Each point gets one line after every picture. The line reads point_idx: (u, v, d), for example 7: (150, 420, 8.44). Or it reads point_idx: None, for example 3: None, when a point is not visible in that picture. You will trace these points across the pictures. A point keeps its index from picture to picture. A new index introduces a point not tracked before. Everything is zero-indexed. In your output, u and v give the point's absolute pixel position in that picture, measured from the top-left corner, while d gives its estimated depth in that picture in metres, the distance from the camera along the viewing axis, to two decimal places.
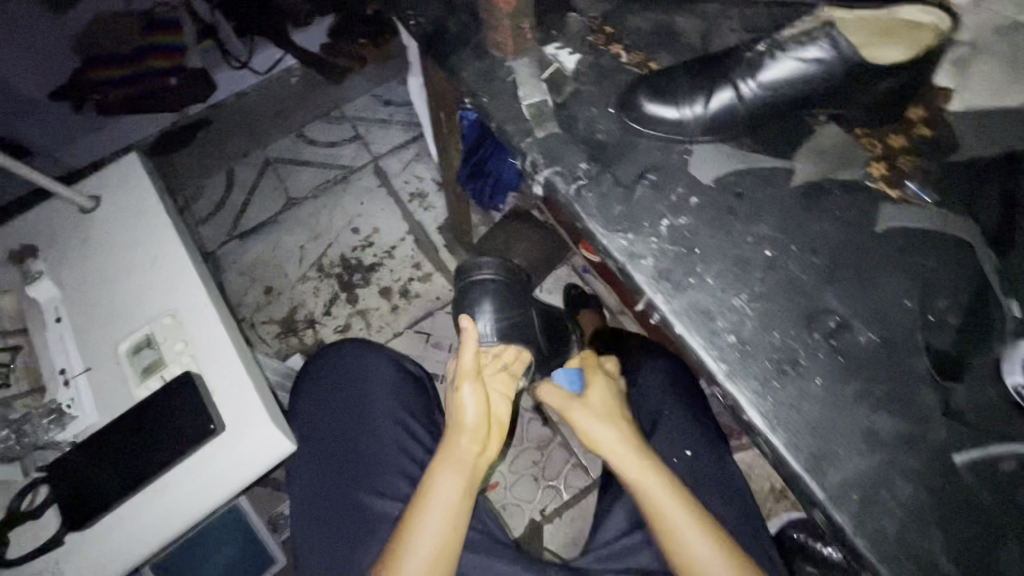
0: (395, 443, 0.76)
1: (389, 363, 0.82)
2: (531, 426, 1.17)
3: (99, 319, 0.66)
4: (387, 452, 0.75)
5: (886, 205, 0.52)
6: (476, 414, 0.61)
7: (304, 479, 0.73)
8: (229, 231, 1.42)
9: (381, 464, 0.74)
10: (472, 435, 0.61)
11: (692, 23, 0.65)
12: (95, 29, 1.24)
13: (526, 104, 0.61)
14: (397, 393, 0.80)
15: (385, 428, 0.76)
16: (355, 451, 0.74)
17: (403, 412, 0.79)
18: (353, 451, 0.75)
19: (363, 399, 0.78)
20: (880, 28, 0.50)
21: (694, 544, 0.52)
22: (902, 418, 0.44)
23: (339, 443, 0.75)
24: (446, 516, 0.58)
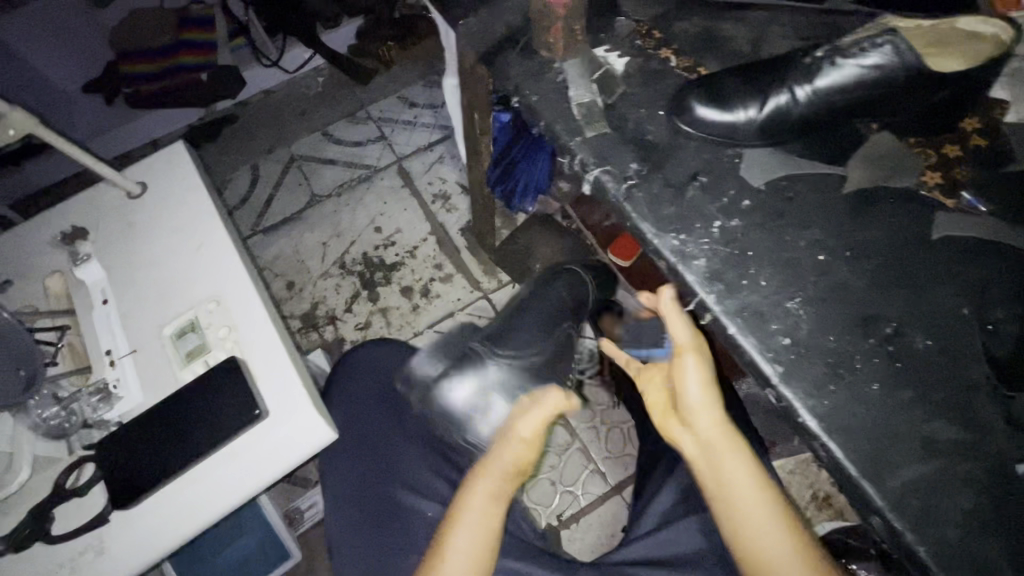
0: (427, 441, 0.76)
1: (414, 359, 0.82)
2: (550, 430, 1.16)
3: (145, 301, 0.67)
4: (417, 448, 0.75)
5: (941, 214, 0.52)
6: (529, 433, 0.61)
7: (340, 471, 0.74)
8: (254, 225, 1.43)
9: (410, 459, 0.74)
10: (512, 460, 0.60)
11: (741, 30, 0.64)
12: (129, 24, 1.37)
13: (576, 104, 0.61)
14: None
15: (416, 424, 0.76)
16: (384, 445, 0.75)
17: None
18: (382, 446, 0.75)
19: (391, 393, 0.78)
20: (931, 37, 0.52)
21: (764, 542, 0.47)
22: (962, 426, 0.44)
23: (368, 436, 0.75)
24: (483, 518, 0.57)
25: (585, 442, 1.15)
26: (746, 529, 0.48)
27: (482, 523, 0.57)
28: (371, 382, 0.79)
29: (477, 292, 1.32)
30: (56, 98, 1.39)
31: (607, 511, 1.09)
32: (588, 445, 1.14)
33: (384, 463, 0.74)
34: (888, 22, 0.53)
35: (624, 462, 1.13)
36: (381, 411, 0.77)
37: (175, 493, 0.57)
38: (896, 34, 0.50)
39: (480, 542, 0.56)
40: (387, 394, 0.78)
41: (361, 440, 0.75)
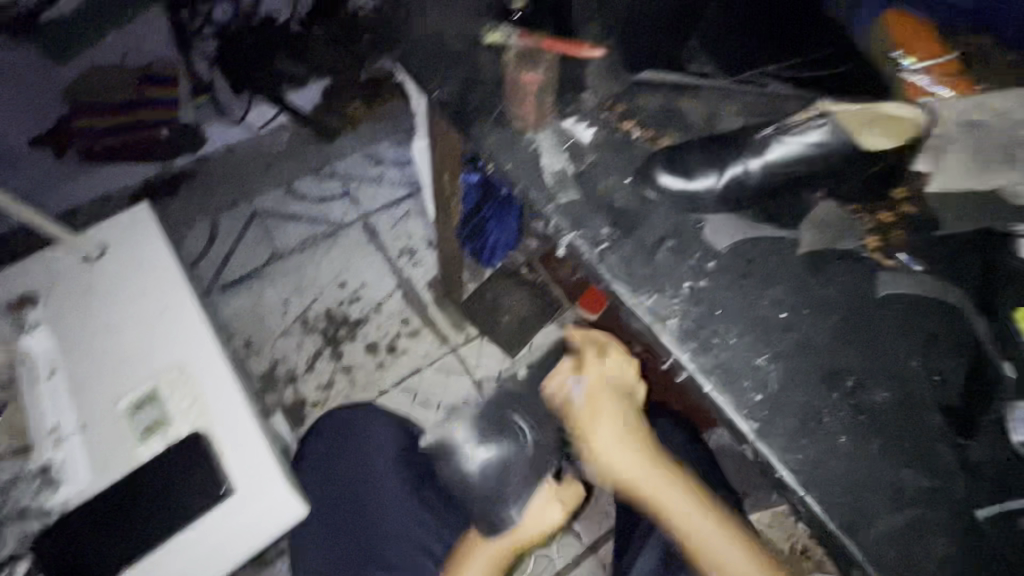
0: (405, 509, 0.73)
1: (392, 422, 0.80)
2: None
3: (99, 373, 0.63)
4: (394, 520, 0.72)
5: (884, 273, 0.56)
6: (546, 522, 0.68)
7: (314, 545, 0.71)
8: (212, 283, 1.38)
9: (392, 522, 0.72)
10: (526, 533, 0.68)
11: (696, 106, 0.69)
12: (87, 77, 1.20)
13: (549, 171, 0.65)
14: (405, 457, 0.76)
15: (392, 493, 0.73)
16: (363, 505, 0.73)
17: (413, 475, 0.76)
18: (357, 517, 0.72)
19: (364, 458, 0.75)
20: (865, 117, 0.56)
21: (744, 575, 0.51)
22: (925, 474, 0.47)
23: (345, 496, 0.73)
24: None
25: None
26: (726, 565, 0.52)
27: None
28: (349, 443, 0.76)
29: (445, 347, 1.31)
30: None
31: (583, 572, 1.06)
32: None
33: (359, 535, 0.71)
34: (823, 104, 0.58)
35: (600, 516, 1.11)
36: (358, 472, 0.75)
37: None
38: (833, 117, 0.56)
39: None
40: (365, 455, 0.75)
41: (339, 504, 0.73)
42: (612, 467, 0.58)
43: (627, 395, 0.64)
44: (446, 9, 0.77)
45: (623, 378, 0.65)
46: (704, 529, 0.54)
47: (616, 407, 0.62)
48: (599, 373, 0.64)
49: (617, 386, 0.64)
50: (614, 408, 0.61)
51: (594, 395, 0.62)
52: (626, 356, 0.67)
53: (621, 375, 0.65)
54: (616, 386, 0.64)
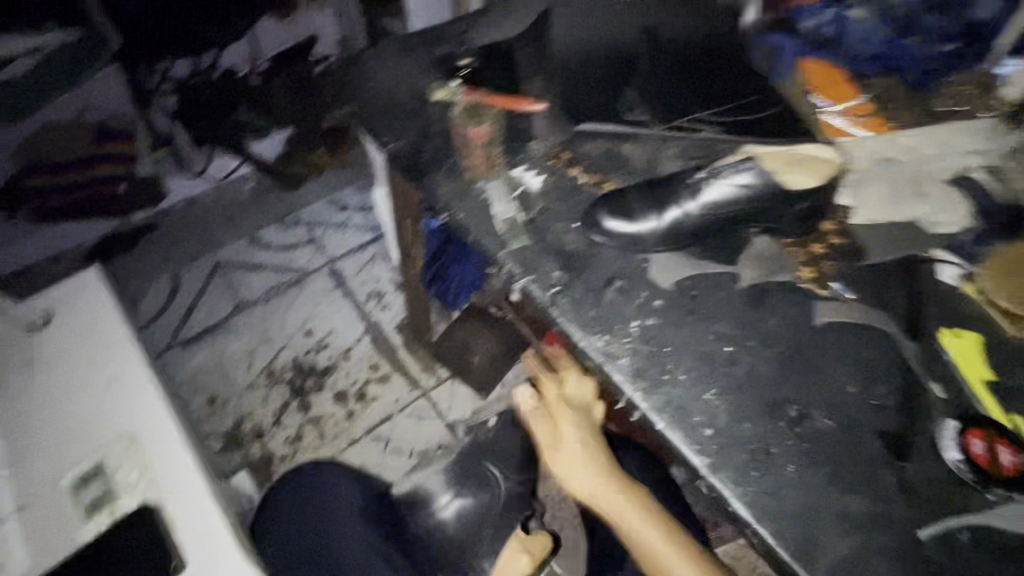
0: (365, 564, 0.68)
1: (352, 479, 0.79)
2: None
3: (41, 448, 0.60)
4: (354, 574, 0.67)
5: (819, 304, 0.60)
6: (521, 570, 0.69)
7: None
8: (171, 338, 1.34)
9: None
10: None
11: (638, 150, 0.73)
12: (38, 137, 1.10)
13: (501, 220, 0.66)
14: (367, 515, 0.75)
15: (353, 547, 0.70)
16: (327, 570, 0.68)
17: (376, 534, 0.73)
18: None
19: (327, 516, 0.73)
20: (788, 159, 0.62)
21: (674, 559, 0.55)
22: (867, 498, 0.49)
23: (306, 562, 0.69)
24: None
25: None
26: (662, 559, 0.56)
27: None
28: (314, 504, 0.74)
29: (416, 392, 1.30)
30: None
31: None
32: None
33: None
34: (748, 150, 0.64)
35: None
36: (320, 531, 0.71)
37: None
38: (755, 161, 0.61)
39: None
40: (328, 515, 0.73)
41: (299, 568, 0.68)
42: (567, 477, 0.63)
43: (586, 414, 0.70)
44: (398, 66, 0.80)
45: (588, 404, 0.71)
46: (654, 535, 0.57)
47: (573, 417, 0.68)
48: (554, 395, 0.72)
49: (582, 409, 0.70)
50: (576, 426, 0.67)
51: (557, 401, 0.71)
52: (588, 384, 0.72)
53: (587, 398, 0.72)
54: (580, 411, 0.70)
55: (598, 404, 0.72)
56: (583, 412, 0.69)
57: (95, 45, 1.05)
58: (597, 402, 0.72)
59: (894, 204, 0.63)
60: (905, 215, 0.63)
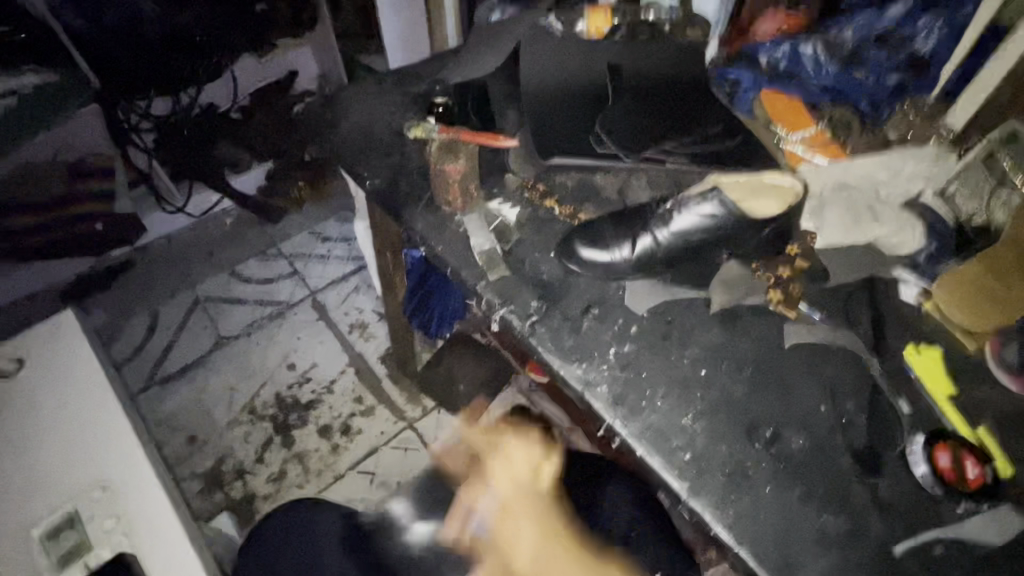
0: None
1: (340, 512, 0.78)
2: None
3: (9, 499, 0.58)
4: None
5: (789, 325, 0.62)
6: None
7: None
8: (148, 378, 1.30)
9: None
10: None
11: (609, 181, 0.77)
12: (18, 174, 1.14)
13: (479, 252, 0.68)
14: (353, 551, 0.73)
15: None
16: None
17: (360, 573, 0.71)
18: None
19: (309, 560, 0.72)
20: (751, 187, 0.65)
21: None
22: (844, 516, 0.50)
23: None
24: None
25: None
26: None
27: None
28: (296, 545, 0.73)
29: (402, 423, 1.29)
30: None
31: None
32: None
33: None
34: (716, 180, 0.66)
35: None
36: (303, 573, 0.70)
37: None
38: (722, 191, 0.63)
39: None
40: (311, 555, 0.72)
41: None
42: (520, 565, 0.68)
43: (535, 487, 0.73)
44: (375, 105, 0.82)
45: (526, 480, 0.73)
46: None
47: (525, 515, 0.70)
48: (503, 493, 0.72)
49: (520, 489, 0.72)
50: (527, 514, 0.70)
51: (507, 507, 0.71)
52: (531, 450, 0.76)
53: (523, 476, 0.74)
54: (516, 494, 0.72)
55: (546, 471, 0.74)
56: (513, 494, 0.72)
57: (76, 86, 1.03)
58: (538, 473, 0.74)
59: (855, 223, 0.65)
60: (865, 236, 0.65)
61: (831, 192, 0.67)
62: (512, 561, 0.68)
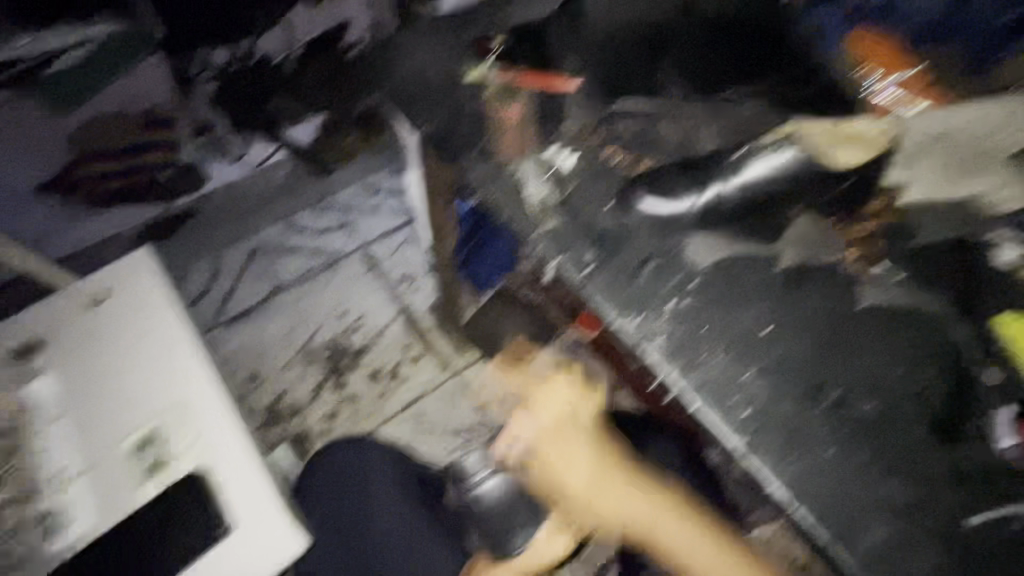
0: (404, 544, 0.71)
1: (389, 454, 0.80)
2: None
3: (105, 413, 0.64)
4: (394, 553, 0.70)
5: (866, 286, 0.58)
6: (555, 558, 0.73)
7: None
8: (213, 318, 1.40)
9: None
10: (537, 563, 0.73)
11: (673, 128, 0.71)
12: (94, 125, 1.18)
13: (534, 200, 0.66)
14: (402, 488, 0.76)
15: (393, 528, 0.72)
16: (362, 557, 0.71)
17: (410, 509, 0.74)
18: (357, 556, 0.71)
19: (363, 494, 0.75)
20: (840, 134, 0.60)
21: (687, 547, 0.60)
22: (911, 482, 0.48)
23: (346, 545, 0.72)
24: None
25: None
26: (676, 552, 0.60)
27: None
28: (351, 479, 0.77)
29: (447, 372, 1.32)
30: (14, 201, 1.20)
31: None
32: None
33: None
34: (796, 126, 0.61)
35: None
36: (357, 517, 0.73)
37: None
38: (803, 137, 0.59)
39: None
40: (364, 501, 0.74)
41: (338, 550, 0.72)
42: (571, 487, 0.69)
43: (579, 420, 0.74)
44: (430, 46, 0.79)
45: (570, 409, 0.76)
46: (675, 531, 0.62)
47: (580, 438, 0.71)
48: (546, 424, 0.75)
49: (564, 416, 0.75)
50: (580, 439, 0.71)
51: (553, 436, 0.73)
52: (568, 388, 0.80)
53: (567, 407, 0.76)
54: (564, 422, 0.74)
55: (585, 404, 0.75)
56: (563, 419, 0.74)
57: (140, 39, 1.13)
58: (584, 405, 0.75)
59: (956, 176, 0.59)
60: (969, 190, 0.58)
61: (928, 140, 0.59)
62: (566, 486, 0.69)
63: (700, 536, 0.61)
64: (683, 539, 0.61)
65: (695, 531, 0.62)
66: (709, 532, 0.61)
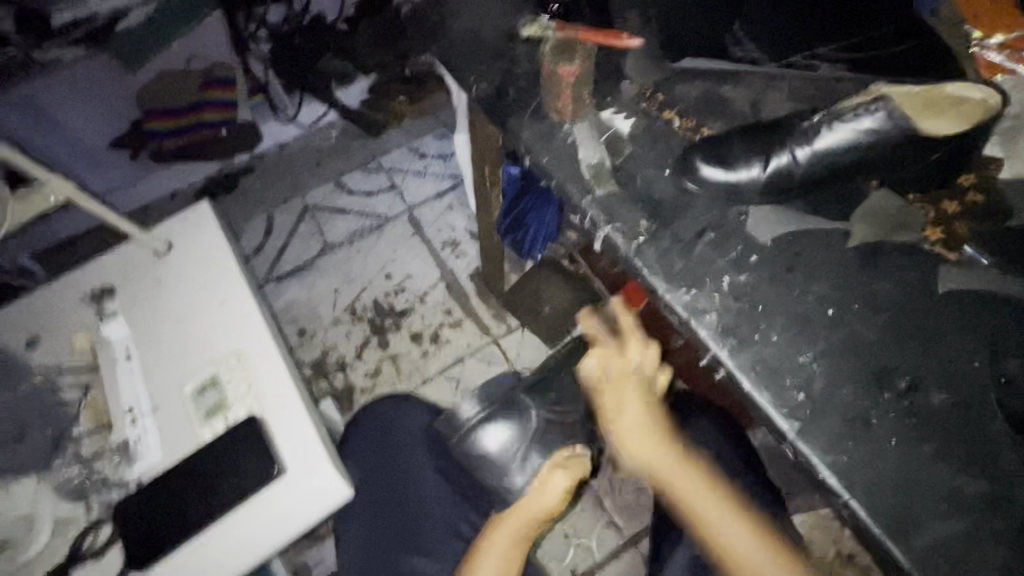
0: (441, 499, 0.76)
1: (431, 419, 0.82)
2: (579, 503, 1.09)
3: (169, 356, 0.68)
4: (432, 507, 0.75)
5: (944, 269, 0.53)
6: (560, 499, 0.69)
7: (354, 532, 0.75)
8: (266, 274, 1.42)
9: (429, 531, 0.74)
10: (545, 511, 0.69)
11: (740, 92, 0.67)
12: (158, 84, 1.29)
13: (587, 166, 0.63)
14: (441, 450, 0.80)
15: (431, 484, 0.77)
16: (403, 515, 0.75)
17: (448, 468, 0.79)
18: (398, 507, 0.75)
19: (403, 451, 0.79)
20: (927, 99, 0.53)
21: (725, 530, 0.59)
22: (983, 481, 0.45)
23: (386, 503, 0.75)
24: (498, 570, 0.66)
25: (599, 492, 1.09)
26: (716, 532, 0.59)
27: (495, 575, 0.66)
28: (391, 436, 0.80)
29: (487, 337, 1.33)
30: (83, 156, 1.29)
31: (622, 565, 1.04)
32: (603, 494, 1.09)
33: (399, 526, 0.74)
34: (881, 89, 0.55)
35: (638, 511, 1.08)
36: (399, 478, 0.77)
37: (198, 550, 0.59)
38: (889, 101, 0.52)
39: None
40: (405, 463, 0.78)
41: (379, 509, 0.75)
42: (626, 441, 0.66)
43: (647, 382, 0.70)
44: (482, 6, 0.77)
45: (638, 367, 0.69)
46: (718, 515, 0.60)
47: (636, 391, 0.68)
48: (615, 368, 0.68)
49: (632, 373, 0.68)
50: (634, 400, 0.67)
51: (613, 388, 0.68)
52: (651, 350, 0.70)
53: (640, 363, 0.69)
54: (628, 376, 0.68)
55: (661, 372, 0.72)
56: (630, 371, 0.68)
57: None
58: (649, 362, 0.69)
59: None
60: None
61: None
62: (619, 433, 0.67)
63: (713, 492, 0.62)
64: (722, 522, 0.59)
65: (723, 506, 0.60)
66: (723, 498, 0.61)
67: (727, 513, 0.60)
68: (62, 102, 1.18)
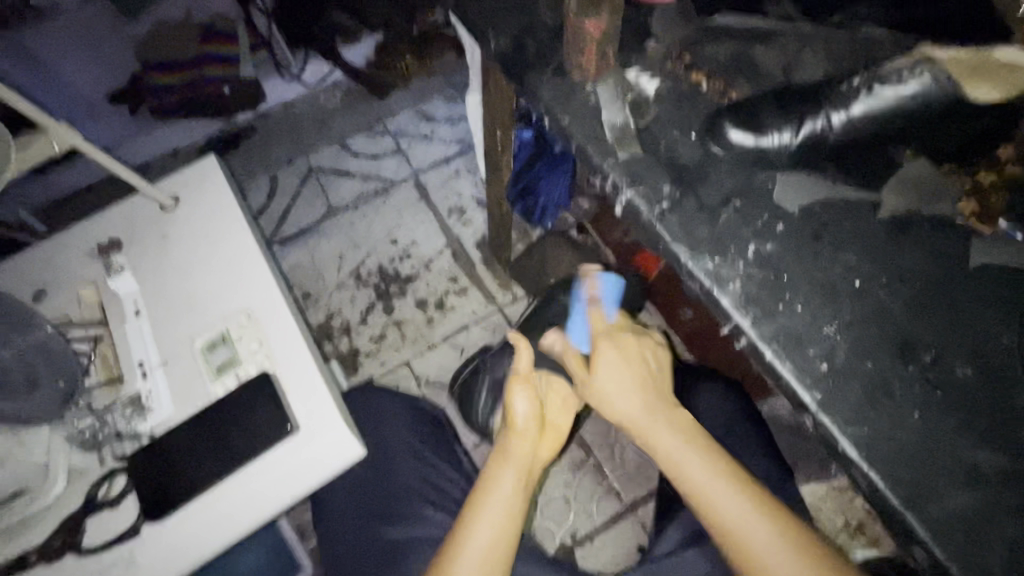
0: (415, 474, 0.81)
1: (408, 408, 0.88)
2: (580, 472, 1.10)
3: (180, 312, 0.67)
4: (405, 480, 0.80)
5: (977, 243, 0.52)
6: (524, 416, 0.69)
7: (335, 504, 0.79)
8: (270, 235, 1.38)
9: (399, 497, 0.78)
10: (519, 428, 0.69)
11: (772, 55, 0.64)
12: (159, 37, 1.33)
13: (610, 127, 0.60)
14: (416, 430, 0.86)
15: (404, 459, 0.82)
16: (385, 489, 0.79)
17: (420, 447, 0.84)
18: (375, 478, 0.80)
19: (379, 430, 0.84)
20: (969, 66, 0.49)
21: (713, 491, 0.53)
22: (1008, 456, 0.44)
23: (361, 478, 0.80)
24: (507, 509, 0.62)
25: (601, 460, 1.11)
26: (703, 492, 0.54)
27: (506, 515, 0.61)
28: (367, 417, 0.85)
29: (492, 306, 1.30)
30: (81, 107, 1.30)
31: (622, 530, 1.06)
32: (604, 462, 1.11)
33: (372, 499, 0.78)
34: (926, 53, 0.51)
35: (638, 480, 1.10)
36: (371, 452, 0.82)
37: (207, 504, 0.59)
38: (934, 63, 0.49)
39: (498, 535, 0.60)
40: (389, 448, 0.82)
41: (354, 477, 0.80)
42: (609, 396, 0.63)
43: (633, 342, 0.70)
44: None
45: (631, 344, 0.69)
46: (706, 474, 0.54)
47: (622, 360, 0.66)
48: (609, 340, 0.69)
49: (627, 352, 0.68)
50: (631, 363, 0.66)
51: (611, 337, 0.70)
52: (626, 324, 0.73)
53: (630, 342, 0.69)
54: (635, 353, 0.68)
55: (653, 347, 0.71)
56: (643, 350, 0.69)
57: None
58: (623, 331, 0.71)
59: None
60: None
61: None
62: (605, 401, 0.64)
63: (704, 457, 0.56)
64: (713, 485, 0.53)
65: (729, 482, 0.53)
66: (717, 465, 0.55)
67: (711, 467, 0.55)
68: (53, 45, 1.25)
